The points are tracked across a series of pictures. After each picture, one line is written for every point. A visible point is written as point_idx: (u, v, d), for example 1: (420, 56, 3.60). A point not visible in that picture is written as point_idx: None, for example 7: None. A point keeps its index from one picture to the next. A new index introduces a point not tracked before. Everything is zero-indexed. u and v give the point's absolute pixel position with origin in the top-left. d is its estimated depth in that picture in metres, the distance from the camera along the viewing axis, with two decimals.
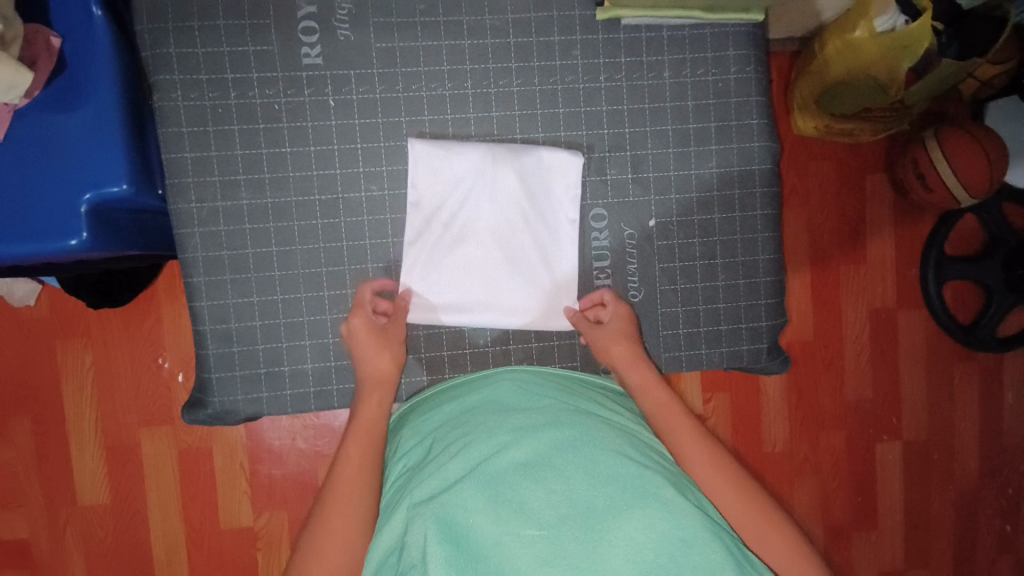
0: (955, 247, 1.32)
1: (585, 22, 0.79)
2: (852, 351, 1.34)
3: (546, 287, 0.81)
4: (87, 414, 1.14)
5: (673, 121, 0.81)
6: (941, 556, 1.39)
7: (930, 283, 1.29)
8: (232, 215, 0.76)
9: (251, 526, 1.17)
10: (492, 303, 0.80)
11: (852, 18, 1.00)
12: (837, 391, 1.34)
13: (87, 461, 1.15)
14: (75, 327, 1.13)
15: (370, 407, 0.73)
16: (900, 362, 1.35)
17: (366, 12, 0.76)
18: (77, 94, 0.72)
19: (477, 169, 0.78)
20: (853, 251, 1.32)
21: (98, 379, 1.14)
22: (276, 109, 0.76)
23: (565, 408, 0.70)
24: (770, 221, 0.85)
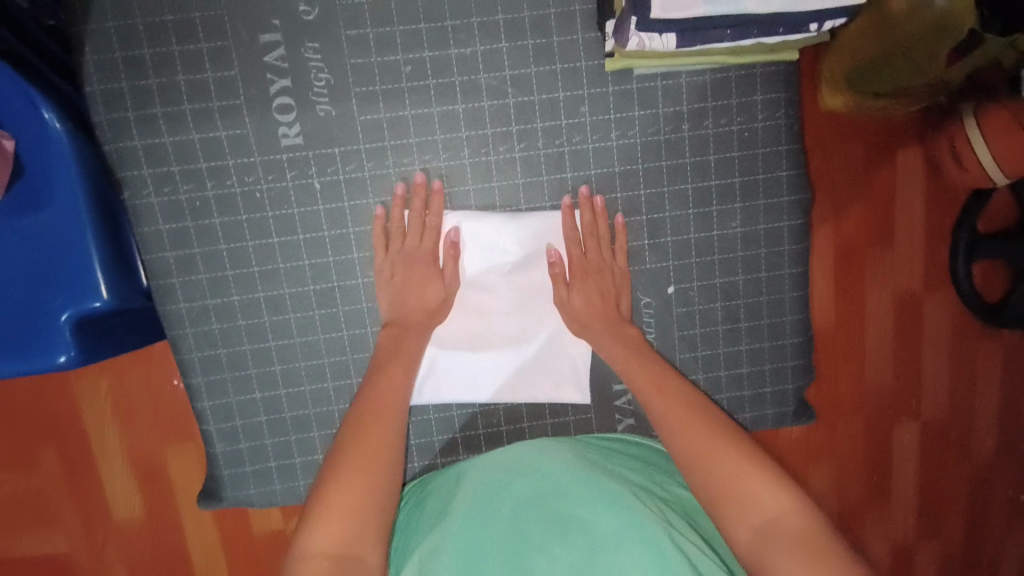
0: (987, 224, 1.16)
1: (593, 74, 0.70)
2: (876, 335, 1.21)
3: (559, 359, 0.78)
4: (110, 433, 1.09)
5: (693, 179, 0.74)
6: (953, 529, 1.31)
7: (958, 260, 1.13)
8: (224, 313, 0.72)
9: (281, 529, 1.13)
10: (505, 380, 0.78)
11: None
12: (857, 375, 1.21)
13: (118, 480, 1.12)
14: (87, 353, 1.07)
15: (394, 376, 0.70)
16: (924, 346, 1.21)
17: (346, 82, 0.67)
18: (41, 200, 0.66)
19: (478, 244, 0.73)
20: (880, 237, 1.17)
21: (117, 401, 1.09)
22: (257, 197, 0.69)
23: (574, 463, 0.72)
24: (800, 279, 0.78)
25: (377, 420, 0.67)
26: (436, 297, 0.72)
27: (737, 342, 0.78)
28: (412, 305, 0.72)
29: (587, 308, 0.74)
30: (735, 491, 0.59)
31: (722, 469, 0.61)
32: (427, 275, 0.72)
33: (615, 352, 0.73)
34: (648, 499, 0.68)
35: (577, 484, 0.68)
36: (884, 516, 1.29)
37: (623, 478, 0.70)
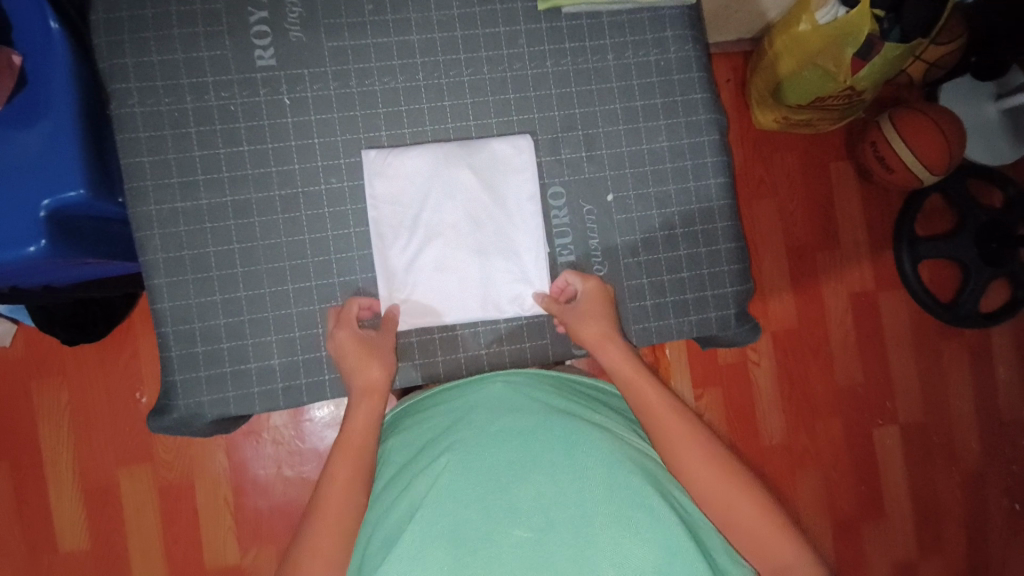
0: (927, 228, 1.53)
1: (528, 12, 0.83)
2: (838, 336, 1.52)
3: (515, 262, 0.81)
4: (64, 454, 1.23)
5: (620, 100, 0.84)
6: (953, 538, 1.53)
7: (905, 262, 1.50)
8: (192, 215, 0.77)
9: (237, 564, 1.24)
10: (465, 295, 0.80)
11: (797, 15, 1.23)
12: (827, 376, 1.50)
13: (67, 507, 1.22)
14: (50, 367, 1.23)
15: (371, 371, 0.75)
16: (886, 346, 1.53)
17: (316, 15, 0.79)
18: (36, 107, 0.74)
19: (431, 170, 0.79)
20: (827, 241, 1.52)
21: (76, 417, 1.23)
22: (232, 111, 0.77)
23: (554, 413, 0.74)
24: (726, 189, 0.86)
25: (353, 452, 0.73)
26: (380, 374, 0.75)
27: (675, 247, 0.84)
28: (357, 385, 0.75)
29: (590, 304, 0.79)
30: (717, 479, 0.72)
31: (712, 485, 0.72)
32: (367, 356, 0.75)
33: (587, 298, 0.79)
34: (631, 456, 0.71)
35: (560, 436, 0.69)
36: (878, 526, 1.51)
37: (606, 432, 0.73)
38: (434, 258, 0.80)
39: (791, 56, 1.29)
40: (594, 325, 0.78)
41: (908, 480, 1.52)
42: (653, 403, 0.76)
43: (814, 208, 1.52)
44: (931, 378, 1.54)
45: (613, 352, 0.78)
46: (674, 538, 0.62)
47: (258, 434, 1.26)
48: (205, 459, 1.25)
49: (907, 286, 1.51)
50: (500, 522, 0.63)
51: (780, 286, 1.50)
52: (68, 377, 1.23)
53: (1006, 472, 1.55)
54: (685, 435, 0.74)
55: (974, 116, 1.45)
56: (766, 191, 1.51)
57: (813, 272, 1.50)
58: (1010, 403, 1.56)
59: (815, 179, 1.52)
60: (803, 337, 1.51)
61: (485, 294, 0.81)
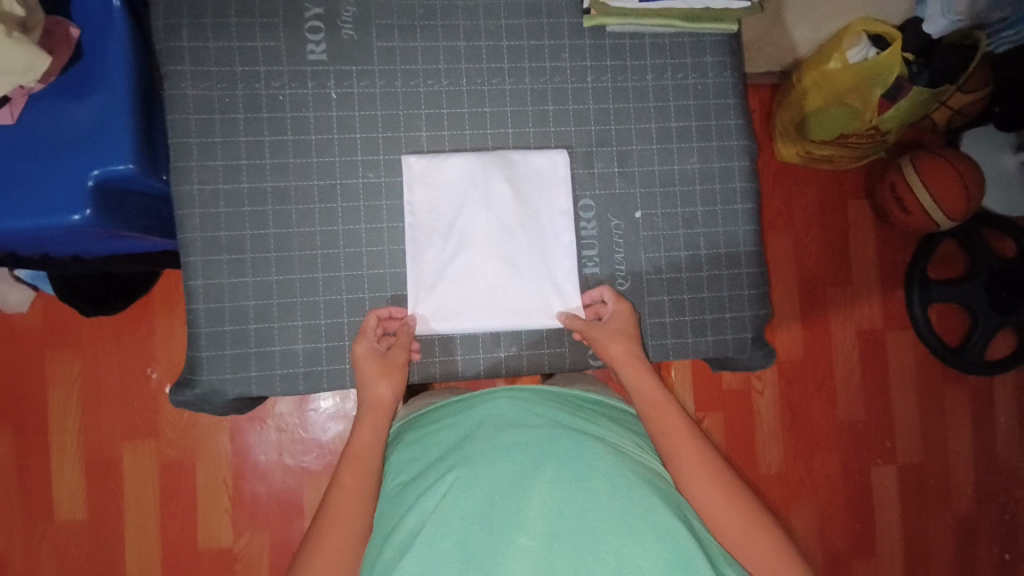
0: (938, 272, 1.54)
1: (574, 28, 0.85)
2: (843, 372, 1.52)
3: (541, 269, 0.83)
4: (70, 423, 1.24)
5: (656, 120, 0.86)
6: None
7: (915, 305, 1.50)
8: (232, 197, 0.79)
9: (230, 548, 1.25)
10: (493, 302, 0.81)
11: (828, 52, 1.24)
12: (829, 412, 1.51)
13: (68, 476, 1.23)
14: (67, 336, 1.24)
15: (381, 389, 0.77)
16: (890, 385, 1.53)
17: (369, 15, 0.81)
18: (91, 81, 0.76)
19: (468, 175, 0.81)
20: (840, 277, 1.53)
21: (86, 387, 1.24)
22: (280, 100, 0.80)
23: (557, 426, 0.75)
24: (752, 215, 0.88)
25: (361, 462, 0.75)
26: (388, 395, 0.77)
27: (697, 268, 0.86)
28: (366, 401, 0.77)
29: (617, 323, 0.81)
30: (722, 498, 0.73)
31: (723, 511, 0.72)
32: (382, 370, 0.77)
33: (619, 317, 0.81)
34: (633, 468, 0.72)
35: (564, 448, 0.71)
36: (869, 565, 1.50)
37: (608, 446, 0.74)
38: (464, 265, 0.81)
39: (820, 93, 1.29)
40: (617, 344, 0.79)
41: (902, 522, 1.52)
42: (668, 429, 0.77)
43: (829, 242, 1.54)
44: (933, 421, 1.54)
45: (639, 372, 0.79)
46: (679, 559, 0.62)
47: (264, 419, 1.27)
48: (209, 440, 1.26)
49: (917, 329, 1.50)
50: (505, 530, 0.64)
51: (790, 317, 1.51)
52: (84, 347, 1.25)
53: (1001, 522, 1.55)
54: (695, 461, 0.74)
55: (995, 164, 1.46)
56: (782, 223, 1.53)
57: (823, 307, 1.51)
58: (1010, 453, 1.56)
59: (832, 214, 1.54)
60: (808, 371, 1.52)
61: (511, 299, 0.82)
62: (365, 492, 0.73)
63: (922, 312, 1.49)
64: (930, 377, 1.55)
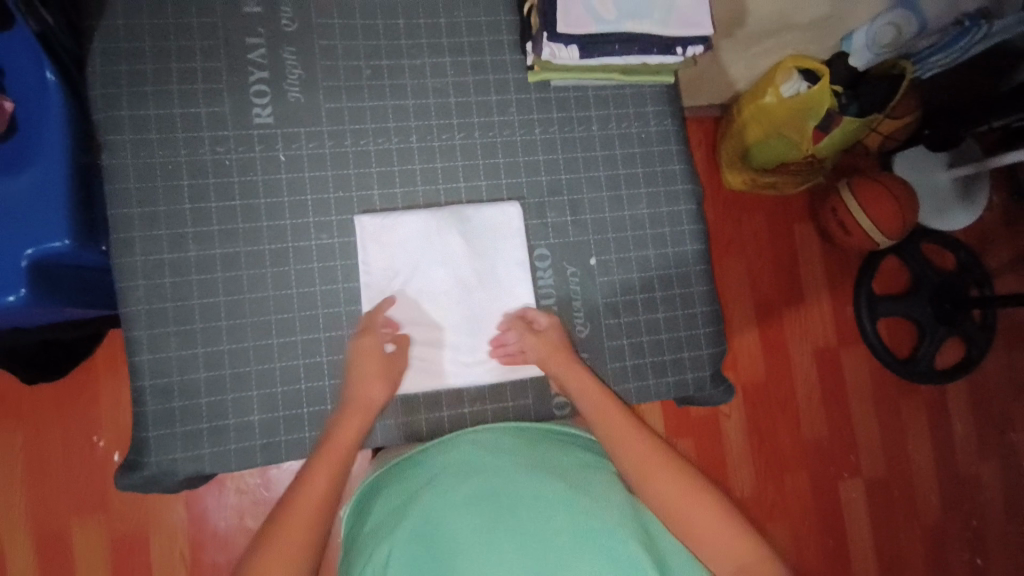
0: (885, 287, 1.62)
1: (520, 84, 0.87)
2: (805, 391, 1.57)
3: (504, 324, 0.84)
4: (15, 503, 1.15)
5: (604, 168, 0.89)
6: None
7: (866, 321, 1.57)
8: (178, 267, 0.76)
9: None
10: (459, 359, 0.82)
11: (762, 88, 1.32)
12: (794, 431, 1.55)
13: (14, 562, 1.14)
14: (3, 410, 1.16)
15: (372, 390, 0.75)
16: (849, 400, 1.59)
17: (315, 77, 0.82)
18: (26, 154, 0.74)
19: (423, 233, 0.82)
20: (794, 299, 1.59)
21: (29, 462, 1.16)
22: (227, 165, 0.78)
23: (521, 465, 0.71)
24: (702, 255, 0.90)
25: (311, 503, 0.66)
26: (379, 396, 0.75)
27: (654, 310, 0.88)
28: (352, 399, 0.74)
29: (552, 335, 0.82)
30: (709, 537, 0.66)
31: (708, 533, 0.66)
32: (378, 365, 0.76)
33: (549, 327, 0.82)
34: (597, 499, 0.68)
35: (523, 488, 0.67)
36: None
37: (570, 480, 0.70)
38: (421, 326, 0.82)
39: (757, 125, 1.37)
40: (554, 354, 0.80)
41: (873, 534, 1.55)
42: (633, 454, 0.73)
43: (780, 267, 1.60)
44: (892, 431, 1.60)
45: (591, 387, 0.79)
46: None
47: (222, 483, 1.21)
48: (164, 509, 1.19)
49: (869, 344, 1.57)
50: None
51: (749, 340, 1.55)
52: (25, 418, 1.17)
53: (965, 525, 1.60)
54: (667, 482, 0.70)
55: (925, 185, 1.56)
56: (735, 251, 1.58)
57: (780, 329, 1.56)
58: (967, 457, 1.62)
59: (781, 239, 1.60)
60: (772, 392, 1.55)
61: (469, 357, 0.82)
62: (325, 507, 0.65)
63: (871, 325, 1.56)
64: (884, 391, 1.61)
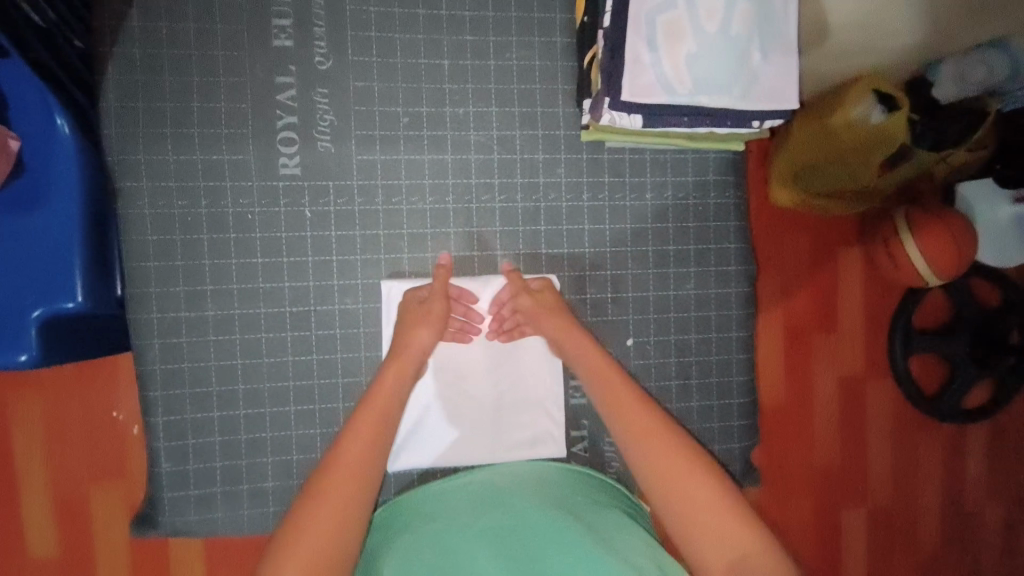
0: (924, 319, 1.41)
1: (570, 142, 0.79)
2: (821, 415, 1.42)
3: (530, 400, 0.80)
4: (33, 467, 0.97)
5: (654, 243, 0.82)
6: None
7: (901, 352, 1.37)
8: (195, 326, 0.73)
9: None
10: (480, 434, 0.79)
11: None
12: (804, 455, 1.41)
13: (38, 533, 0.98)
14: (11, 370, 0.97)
15: (386, 383, 0.67)
16: (868, 430, 1.42)
17: (348, 126, 0.74)
18: (36, 195, 0.67)
19: (451, 303, 0.77)
20: (824, 317, 1.41)
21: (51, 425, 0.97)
22: (249, 219, 0.73)
23: (540, 511, 0.68)
24: (746, 342, 0.85)
25: (336, 494, 0.58)
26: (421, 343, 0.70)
27: (688, 398, 0.84)
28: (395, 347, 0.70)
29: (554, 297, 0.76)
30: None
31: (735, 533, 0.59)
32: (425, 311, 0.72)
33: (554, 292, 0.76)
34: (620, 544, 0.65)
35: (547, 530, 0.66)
36: None
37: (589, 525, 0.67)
38: (438, 402, 0.78)
39: None
40: (557, 318, 0.74)
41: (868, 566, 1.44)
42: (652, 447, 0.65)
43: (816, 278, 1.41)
44: (906, 468, 1.44)
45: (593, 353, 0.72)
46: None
47: None
48: None
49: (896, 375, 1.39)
50: None
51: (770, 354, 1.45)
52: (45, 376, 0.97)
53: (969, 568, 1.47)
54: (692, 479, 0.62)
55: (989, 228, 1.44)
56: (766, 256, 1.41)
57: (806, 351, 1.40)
58: (981, 502, 1.47)
59: (823, 249, 1.40)
60: (787, 413, 1.41)
61: (488, 436, 0.79)
62: (346, 509, 0.58)
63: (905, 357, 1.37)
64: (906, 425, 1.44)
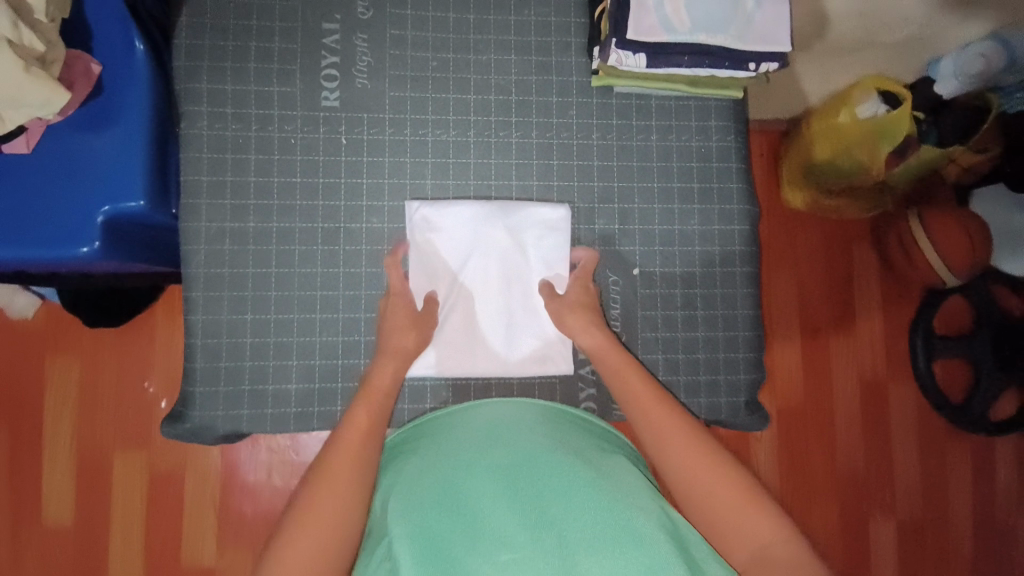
0: (942, 325, 1.55)
1: (582, 87, 0.87)
2: (844, 423, 1.51)
3: (541, 320, 0.84)
4: (64, 428, 1.18)
5: (659, 179, 0.88)
6: None
7: (919, 355, 1.50)
8: (238, 236, 0.81)
9: (212, 565, 1.18)
10: (495, 353, 0.83)
11: (835, 107, 1.27)
12: (829, 457, 1.49)
13: (59, 484, 1.17)
14: (66, 342, 1.19)
15: (384, 373, 0.75)
16: (893, 438, 1.52)
17: (383, 65, 0.84)
18: (109, 113, 0.78)
19: (471, 226, 0.83)
20: (845, 325, 1.53)
21: (82, 399, 1.19)
22: (291, 143, 0.82)
23: (545, 444, 0.69)
24: (750, 279, 0.89)
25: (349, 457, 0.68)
26: (411, 343, 0.78)
27: (693, 329, 0.87)
28: (386, 347, 0.77)
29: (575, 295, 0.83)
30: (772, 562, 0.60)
31: (714, 481, 0.66)
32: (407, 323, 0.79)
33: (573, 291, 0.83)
34: (616, 480, 0.66)
35: (548, 459, 0.66)
36: None
37: (586, 458, 0.68)
38: (455, 316, 0.83)
39: (827, 144, 1.33)
40: (575, 314, 0.81)
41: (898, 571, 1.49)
42: (659, 425, 0.72)
43: (833, 282, 1.54)
44: (934, 479, 1.52)
45: (599, 343, 0.79)
46: (665, 569, 0.56)
47: (255, 437, 1.21)
48: (204, 452, 1.20)
49: (919, 381, 1.50)
50: (459, 520, 0.61)
51: (789, 356, 1.51)
52: (82, 347, 1.20)
53: None
54: (698, 460, 0.68)
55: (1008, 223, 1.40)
56: (787, 265, 1.53)
57: (826, 356, 1.51)
58: (1009, 511, 1.54)
59: (834, 254, 1.54)
60: (807, 417, 1.50)
61: (500, 350, 0.83)
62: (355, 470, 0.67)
63: (925, 361, 1.49)
64: (932, 435, 1.53)
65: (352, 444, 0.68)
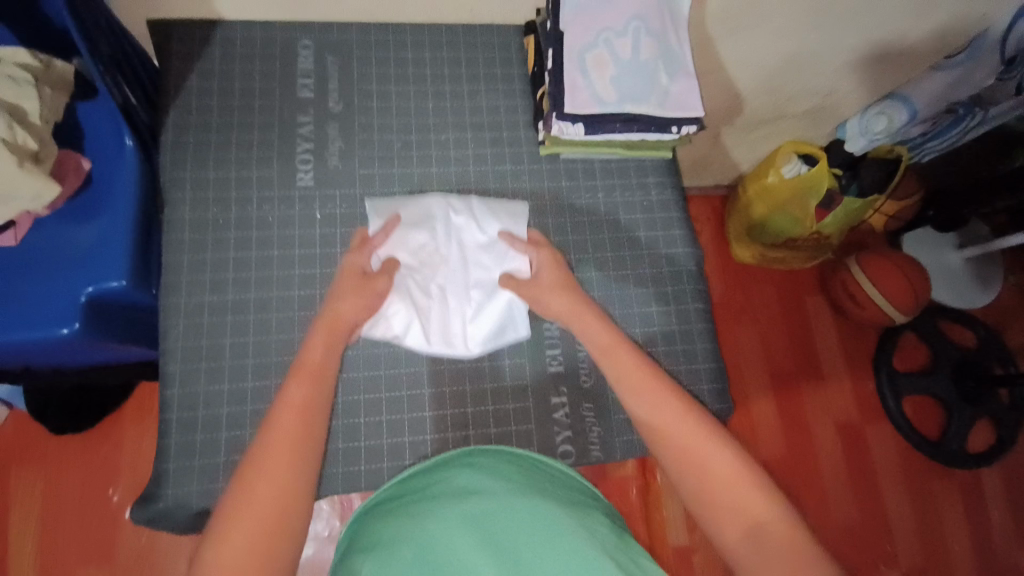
0: (905, 366, 1.68)
1: (532, 157, 0.98)
2: (830, 471, 1.55)
3: (497, 292, 0.88)
4: (26, 549, 1.17)
5: (608, 232, 0.96)
6: None
7: (889, 398, 1.61)
8: (217, 308, 0.84)
9: None
10: (450, 322, 0.86)
11: (765, 170, 1.50)
12: (822, 509, 1.51)
13: None
14: (33, 454, 1.22)
15: (315, 352, 0.74)
16: (880, 483, 1.56)
17: (352, 148, 0.93)
18: (96, 204, 0.85)
19: (431, 210, 0.90)
20: (813, 374, 1.64)
21: (45, 515, 1.20)
22: (269, 220, 0.88)
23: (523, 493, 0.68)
24: (702, 314, 0.96)
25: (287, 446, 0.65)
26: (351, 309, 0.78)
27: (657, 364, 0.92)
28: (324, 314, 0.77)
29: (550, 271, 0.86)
30: (767, 535, 0.62)
31: (713, 461, 0.68)
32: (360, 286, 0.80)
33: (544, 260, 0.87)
34: (592, 530, 0.66)
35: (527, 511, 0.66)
36: None
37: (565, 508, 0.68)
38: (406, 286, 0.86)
39: (762, 203, 1.55)
40: (554, 275, 0.85)
41: None
42: (655, 402, 0.73)
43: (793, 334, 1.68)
44: (927, 521, 1.54)
45: (585, 317, 0.82)
46: None
47: None
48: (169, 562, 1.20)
49: (892, 419, 1.60)
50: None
51: (766, 409, 1.58)
52: (50, 458, 1.22)
53: None
54: (694, 438, 0.70)
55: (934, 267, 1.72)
56: (749, 324, 1.67)
57: (801, 406, 1.59)
58: (1008, 550, 1.54)
59: (790, 308, 1.70)
60: (794, 469, 1.55)
61: (456, 322, 0.87)
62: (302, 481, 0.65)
63: (894, 402, 1.60)
64: (916, 476, 1.58)
65: (288, 431, 0.66)
